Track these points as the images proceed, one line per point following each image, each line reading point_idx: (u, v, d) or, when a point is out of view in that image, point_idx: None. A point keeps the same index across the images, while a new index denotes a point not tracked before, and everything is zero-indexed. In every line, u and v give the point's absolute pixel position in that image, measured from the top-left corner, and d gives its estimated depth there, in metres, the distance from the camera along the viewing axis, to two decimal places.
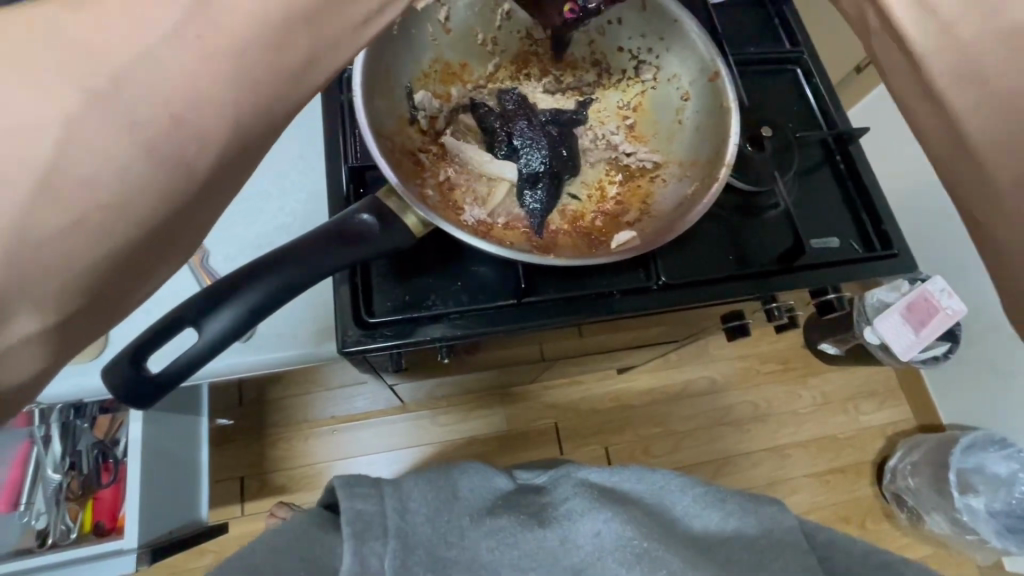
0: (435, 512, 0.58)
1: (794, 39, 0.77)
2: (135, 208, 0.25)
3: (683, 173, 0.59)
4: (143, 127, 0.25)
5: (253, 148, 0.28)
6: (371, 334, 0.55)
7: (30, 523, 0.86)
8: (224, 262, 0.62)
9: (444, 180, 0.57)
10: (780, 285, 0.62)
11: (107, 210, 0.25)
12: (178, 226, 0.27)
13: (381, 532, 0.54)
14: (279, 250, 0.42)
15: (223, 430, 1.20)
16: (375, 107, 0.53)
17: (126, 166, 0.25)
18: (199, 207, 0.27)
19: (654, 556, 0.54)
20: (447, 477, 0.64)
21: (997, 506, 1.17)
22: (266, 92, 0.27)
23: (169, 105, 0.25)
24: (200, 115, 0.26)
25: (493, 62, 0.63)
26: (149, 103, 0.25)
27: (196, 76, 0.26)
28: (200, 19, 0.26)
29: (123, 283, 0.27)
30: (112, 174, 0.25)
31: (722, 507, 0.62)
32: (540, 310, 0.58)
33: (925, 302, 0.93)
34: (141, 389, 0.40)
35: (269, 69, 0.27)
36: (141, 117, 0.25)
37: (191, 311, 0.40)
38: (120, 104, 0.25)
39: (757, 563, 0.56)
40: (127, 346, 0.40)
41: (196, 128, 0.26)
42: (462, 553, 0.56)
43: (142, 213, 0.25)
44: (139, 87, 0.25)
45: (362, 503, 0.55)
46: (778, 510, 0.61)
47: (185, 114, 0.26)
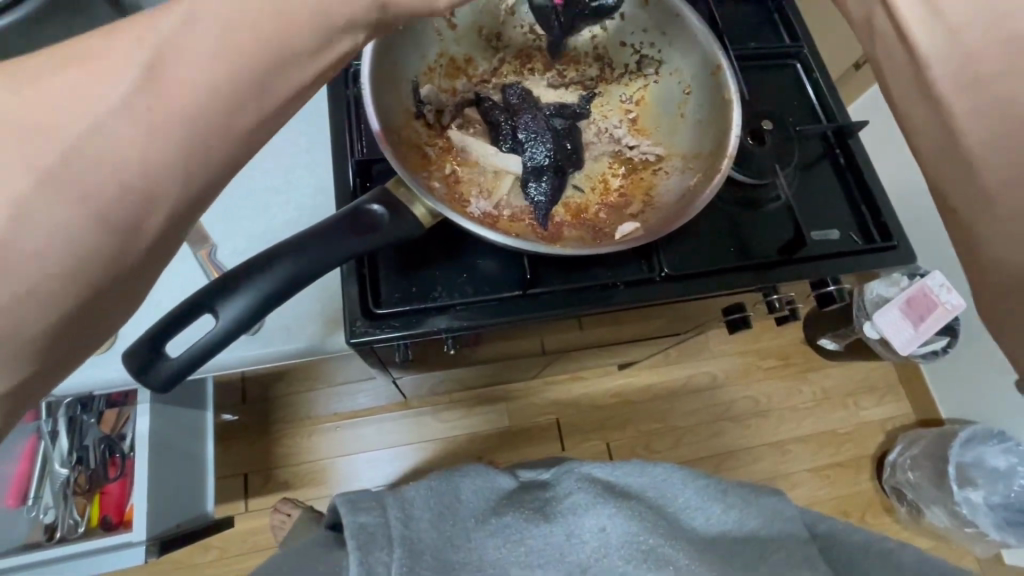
0: (438, 518, 0.59)
1: (795, 33, 0.78)
2: (85, 271, 0.28)
3: (686, 165, 0.60)
4: (91, 200, 0.28)
5: (191, 210, 0.31)
6: (379, 325, 0.56)
7: (39, 517, 0.88)
8: (231, 256, 0.63)
9: (450, 173, 0.58)
10: (782, 276, 0.63)
11: (59, 275, 0.28)
12: (131, 275, 0.30)
13: (386, 542, 0.54)
14: (293, 238, 0.43)
15: (227, 427, 1.21)
16: (383, 100, 0.54)
17: (84, 228, 0.28)
18: (150, 260, 0.31)
19: (662, 556, 0.55)
20: (448, 483, 0.64)
21: (995, 499, 1.17)
22: (206, 158, 0.30)
23: (121, 173, 0.29)
24: (143, 186, 0.29)
25: (498, 57, 0.64)
26: (99, 178, 0.28)
27: (145, 144, 0.29)
28: (147, 95, 0.29)
29: (74, 339, 0.30)
30: (63, 242, 0.28)
31: (723, 499, 0.63)
32: (545, 302, 0.59)
33: (924, 297, 0.95)
34: (162, 373, 0.41)
35: (210, 137, 0.30)
36: (96, 184, 0.28)
37: (210, 296, 0.41)
38: (71, 181, 0.28)
39: (762, 553, 0.57)
40: (147, 331, 0.41)
41: (143, 191, 0.29)
42: (470, 553, 0.57)
43: (91, 275, 0.29)
44: (88, 163, 0.28)
45: (365, 516, 0.56)
46: (778, 500, 0.63)
47: (130, 186, 0.29)
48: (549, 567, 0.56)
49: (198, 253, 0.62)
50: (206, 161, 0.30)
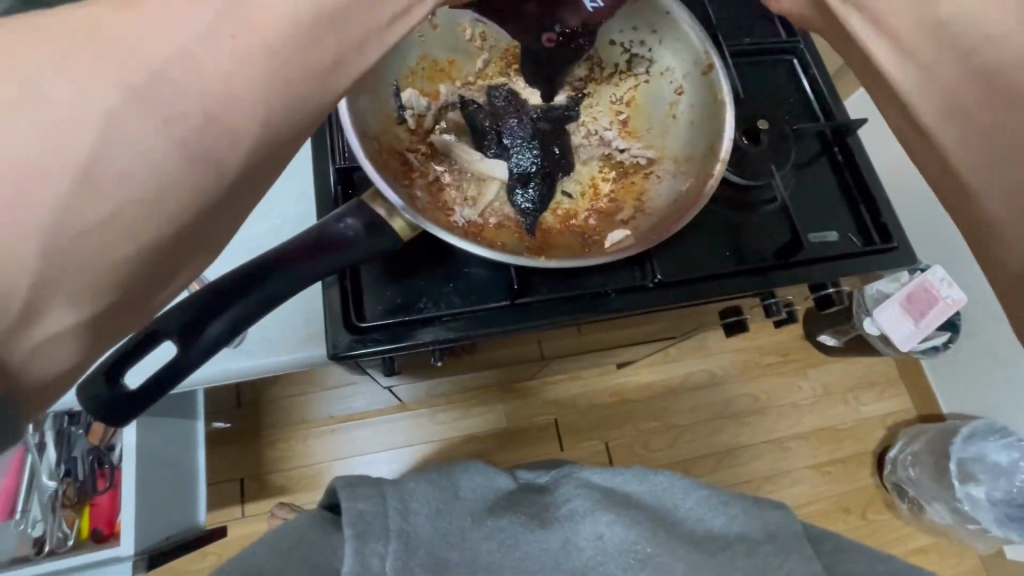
0: (437, 514, 0.56)
1: (790, 28, 0.75)
2: (167, 205, 0.27)
3: (678, 168, 0.58)
4: (176, 123, 0.26)
5: (283, 147, 0.29)
6: (362, 338, 0.55)
7: (27, 531, 0.84)
8: (213, 266, 0.62)
9: (433, 180, 0.56)
10: (779, 279, 0.62)
11: (140, 205, 0.26)
12: (213, 216, 0.28)
13: (383, 533, 0.51)
14: (255, 261, 0.41)
15: (219, 433, 1.20)
16: (360, 107, 0.52)
17: (162, 161, 0.26)
18: (229, 204, 0.29)
19: (658, 563, 0.53)
20: (448, 479, 0.62)
21: (998, 495, 1.17)
22: (299, 92, 0.29)
23: (203, 100, 0.27)
24: (233, 113, 0.27)
25: (483, 57, 0.61)
26: (183, 100, 0.26)
27: (233, 75, 0.27)
28: (236, 21, 0.27)
29: (148, 283, 0.28)
30: (144, 172, 0.26)
31: (727, 510, 0.62)
32: (534, 312, 0.57)
33: (924, 292, 0.93)
34: (117, 403, 0.39)
35: (302, 67, 0.29)
36: (178, 112, 0.26)
37: (170, 323, 0.39)
38: (154, 101, 0.26)
39: (762, 565, 0.54)
40: (104, 360, 0.39)
41: (228, 125, 0.27)
42: (464, 554, 0.53)
43: (172, 208, 0.27)
44: (171, 84, 0.26)
45: (365, 503, 0.52)
46: (782, 514, 0.60)
47: (218, 112, 0.27)
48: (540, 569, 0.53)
49: None
50: (293, 99, 0.29)
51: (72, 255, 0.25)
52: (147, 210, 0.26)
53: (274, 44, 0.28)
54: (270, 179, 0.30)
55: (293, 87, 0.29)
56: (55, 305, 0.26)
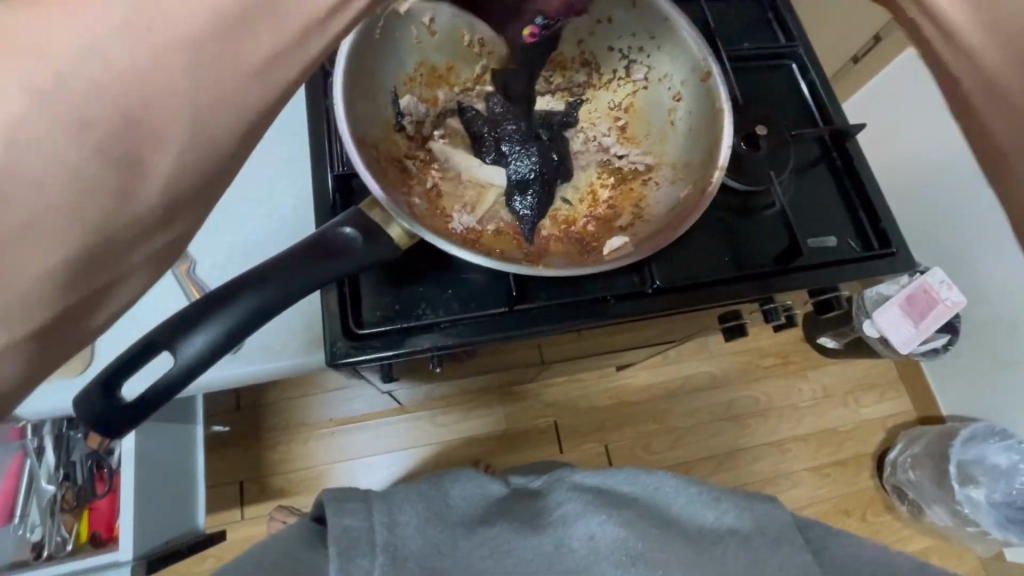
0: (427, 526, 0.56)
1: (789, 32, 0.75)
2: (91, 216, 0.24)
3: (676, 174, 0.58)
4: (98, 125, 0.23)
5: (226, 145, 0.26)
6: (360, 345, 0.54)
7: (26, 535, 0.84)
8: (211, 272, 0.62)
9: (432, 187, 0.56)
10: (779, 285, 0.62)
11: (61, 218, 0.23)
12: (145, 232, 0.25)
13: (369, 549, 0.51)
14: (249, 271, 0.41)
15: (218, 436, 1.19)
16: (359, 115, 0.52)
17: (76, 171, 0.23)
18: (164, 217, 0.25)
19: (650, 559, 0.52)
20: (437, 489, 0.63)
21: (998, 496, 1.16)
22: (235, 84, 0.26)
23: (128, 98, 0.24)
24: (162, 111, 0.24)
25: (482, 63, 0.61)
26: (103, 98, 0.23)
27: (156, 69, 0.24)
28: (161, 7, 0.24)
29: (80, 305, 0.25)
30: (62, 180, 0.23)
31: (717, 506, 0.61)
32: (532, 318, 0.57)
33: (924, 295, 0.93)
34: (113, 415, 0.39)
35: (239, 55, 0.26)
36: (92, 114, 0.23)
37: (166, 334, 0.39)
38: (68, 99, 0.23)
39: (754, 558, 0.54)
40: (100, 372, 0.39)
41: (153, 129, 0.24)
42: (455, 563, 0.53)
43: (98, 219, 0.24)
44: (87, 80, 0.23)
45: (350, 518, 0.52)
46: (771, 505, 0.60)
47: (145, 112, 0.24)
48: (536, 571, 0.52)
49: (176, 268, 0.60)
50: (224, 95, 0.25)
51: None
52: (61, 226, 0.23)
53: (199, 35, 0.25)
54: (215, 187, 0.27)
55: (227, 76, 0.25)
56: None
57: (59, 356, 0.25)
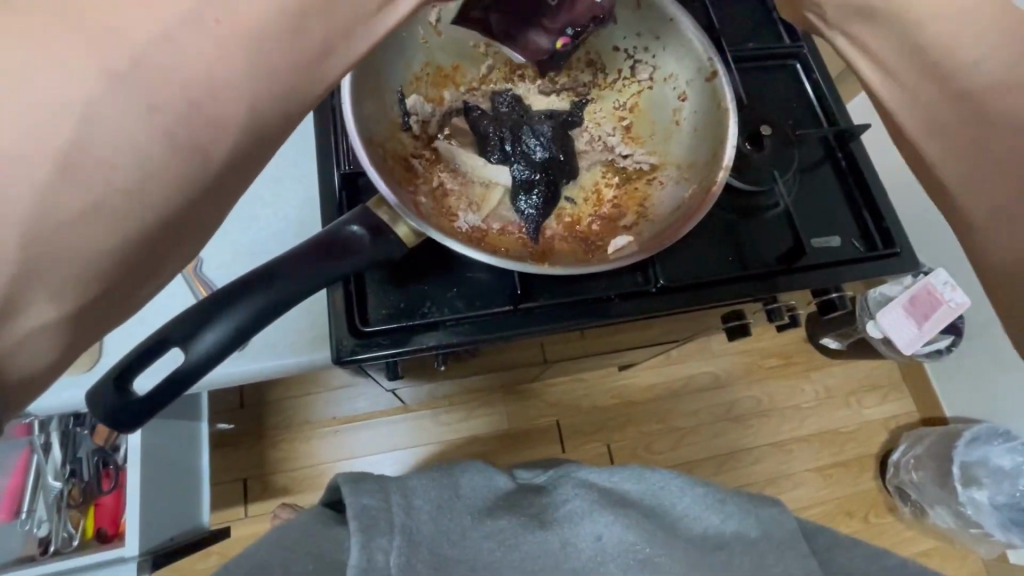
0: (439, 512, 0.56)
1: (794, 33, 0.75)
2: (151, 198, 0.25)
3: (681, 174, 0.58)
4: (159, 112, 0.24)
5: (277, 135, 0.27)
6: (366, 343, 0.55)
7: (32, 531, 0.85)
8: (219, 270, 0.62)
9: (438, 186, 0.56)
10: (782, 286, 0.62)
11: (121, 199, 0.24)
12: (196, 211, 0.26)
13: (388, 527, 0.52)
14: (258, 269, 0.42)
15: (223, 434, 1.20)
16: (366, 114, 0.52)
17: (139, 155, 0.24)
18: (214, 198, 0.27)
19: (657, 564, 0.53)
20: (449, 476, 0.62)
21: (1001, 499, 1.16)
22: (287, 80, 0.26)
23: (190, 87, 0.24)
24: (221, 102, 0.25)
25: (487, 63, 0.62)
26: (167, 86, 0.24)
27: (219, 60, 0.25)
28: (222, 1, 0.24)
29: (134, 279, 0.26)
30: (125, 165, 0.24)
31: (722, 508, 0.60)
32: (536, 317, 0.58)
33: (928, 295, 0.93)
34: (125, 410, 0.40)
35: (294, 51, 0.26)
36: (155, 99, 0.24)
37: (177, 330, 0.40)
38: (135, 84, 0.24)
39: (758, 563, 0.54)
40: (112, 368, 0.40)
41: (213, 117, 0.25)
42: (466, 551, 0.54)
43: (158, 201, 0.25)
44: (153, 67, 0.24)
45: (368, 498, 0.53)
46: (777, 511, 0.59)
47: (205, 101, 0.25)
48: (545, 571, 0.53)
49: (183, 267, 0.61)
50: (285, 88, 0.26)
51: (50, 247, 0.24)
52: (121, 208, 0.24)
53: (265, 28, 0.25)
54: (258, 169, 0.28)
55: (283, 72, 0.26)
56: (34, 301, 0.24)
57: (108, 324, 0.27)
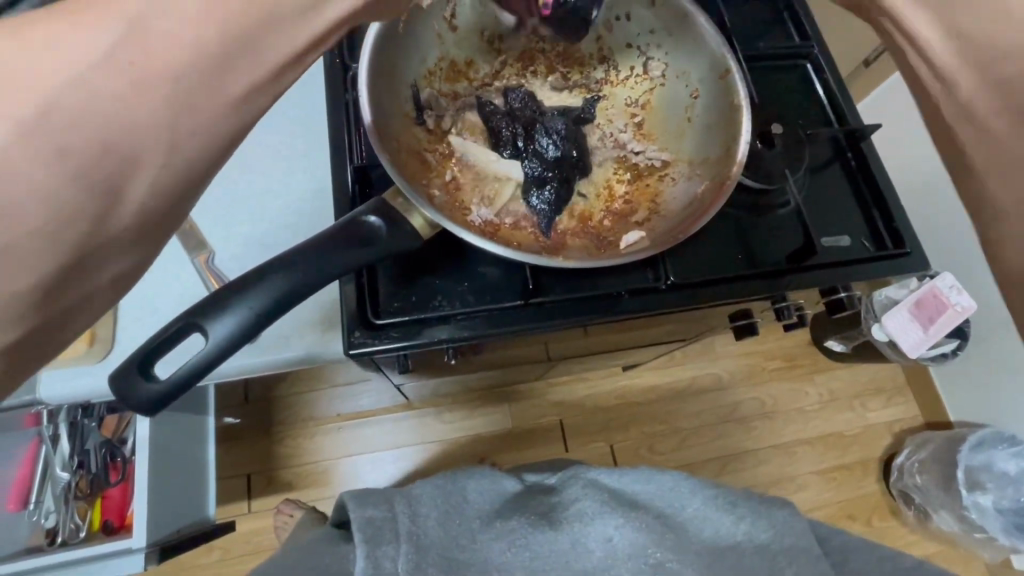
0: (446, 518, 0.57)
1: (805, 33, 0.76)
2: (62, 242, 0.26)
3: (692, 171, 0.59)
4: (66, 157, 0.25)
5: (193, 176, 0.28)
6: (377, 335, 0.55)
7: (40, 521, 0.87)
8: (229, 264, 0.62)
9: (451, 180, 0.57)
10: (792, 284, 0.62)
11: (29, 245, 0.25)
12: (113, 249, 0.27)
13: (394, 536, 0.52)
14: (276, 256, 0.42)
15: (229, 429, 1.21)
16: (381, 106, 0.53)
17: (50, 197, 0.25)
18: (131, 237, 0.28)
19: (668, 568, 0.53)
20: (453, 483, 0.62)
21: (1006, 503, 1.16)
22: (205, 122, 0.27)
23: (100, 134, 0.25)
24: (136, 146, 0.26)
25: (500, 60, 0.63)
26: (75, 133, 0.25)
27: (130, 106, 0.26)
28: (135, 49, 0.26)
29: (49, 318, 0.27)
30: (29, 211, 0.25)
31: (734, 510, 0.60)
32: (548, 312, 0.58)
33: (934, 298, 0.93)
34: (150, 396, 0.40)
35: (210, 94, 0.27)
36: (63, 141, 0.25)
37: (199, 314, 0.40)
38: (37, 131, 0.24)
39: (771, 565, 0.54)
40: (135, 353, 0.40)
41: (128, 161, 0.26)
42: (475, 555, 0.55)
43: (70, 245, 0.26)
44: (57, 111, 0.25)
45: (372, 510, 0.54)
46: (790, 514, 0.59)
47: (119, 145, 0.26)
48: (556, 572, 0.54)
49: (195, 259, 0.60)
50: (206, 125, 0.27)
51: None
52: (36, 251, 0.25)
53: (177, 75, 0.26)
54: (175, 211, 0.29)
55: (199, 115, 0.27)
56: None
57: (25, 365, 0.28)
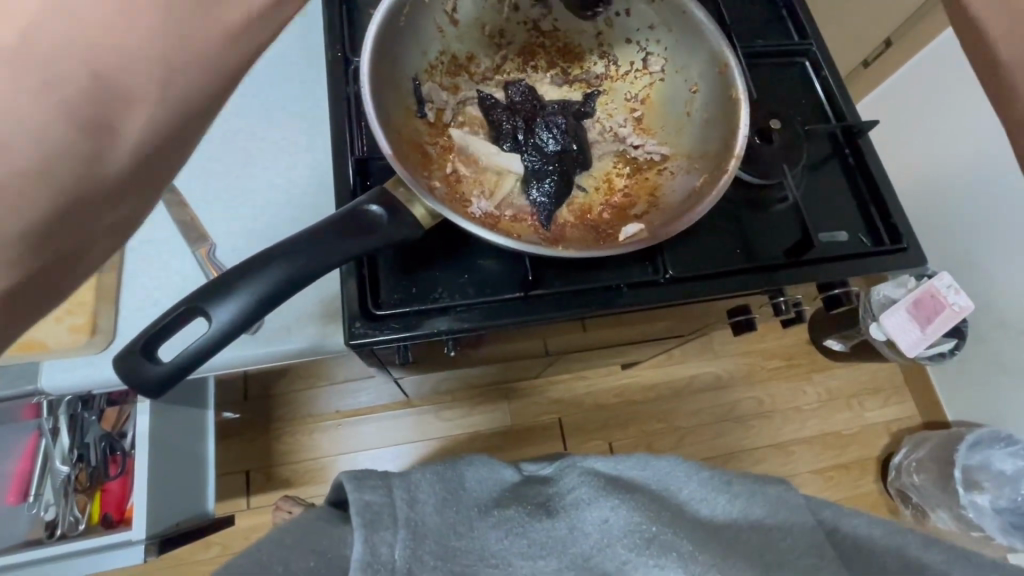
0: (443, 505, 0.56)
1: (804, 31, 0.76)
2: (60, 178, 0.25)
3: (691, 165, 0.59)
4: (59, 87, 0.25)
5: (193, 113, 0.29)
6: (378, 325, 0.56)
7: (39, 514, 0.87)
8: (231, 255, 0.63)
9: (451, 173, 0.58)
10: (789, 278, 0.62)
11: (26, 178, 0.24)
12: (110, 193, 0.27)
13: (392, 522, 0.52)
14: (279, 244, 0.42)
15: (228, 425, 1.21)
16: (383, 99, 0.53)
17: (47, 129, 0.25)
18: (126, 180, 0.28)
19: (664, 542, 0.51)
20: (453, 469, 0.62)
21: (1002, 503, 1.16)
22: (196, 53, 0.28)
23: (93, 64, 0.26)
24: (127, 78, 0.27)
25: (501, 55, 0.64)
26: (69, 63, 0.25)
27: (120, 34, 0.26)
28: None
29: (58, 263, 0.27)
30: (27, 141, 0.24)
31: (729, 490, 0.60)
32: (548, 304, 0.58)
33: (931, 299, 0.93)
34: (155, 379, 0.40)
35: (200, 27, 0.29)
36: (58, 74, 0.25)
37: (202, 299, 0.40)
38: (31, 59, 0.24)
39: (766, 540, 0.53)
40: (138, 338, 0.41)
41: (123, 92, 0.27)
42: (472, 542, 0.54)
43: (67, 181, 0.26)
44: (46, 41, 0.25)
45: (372, 494, 0.53)
46: (785, 489, 0.58)
47: (110, 76, 0.26)
48: (551, 558, 0.54)
49: (196, 251, 0.61)
50: (198, 57, 0.28)
51: None
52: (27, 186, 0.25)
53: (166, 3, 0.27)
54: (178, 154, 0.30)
55: (191, 46, 0.28)
56: None
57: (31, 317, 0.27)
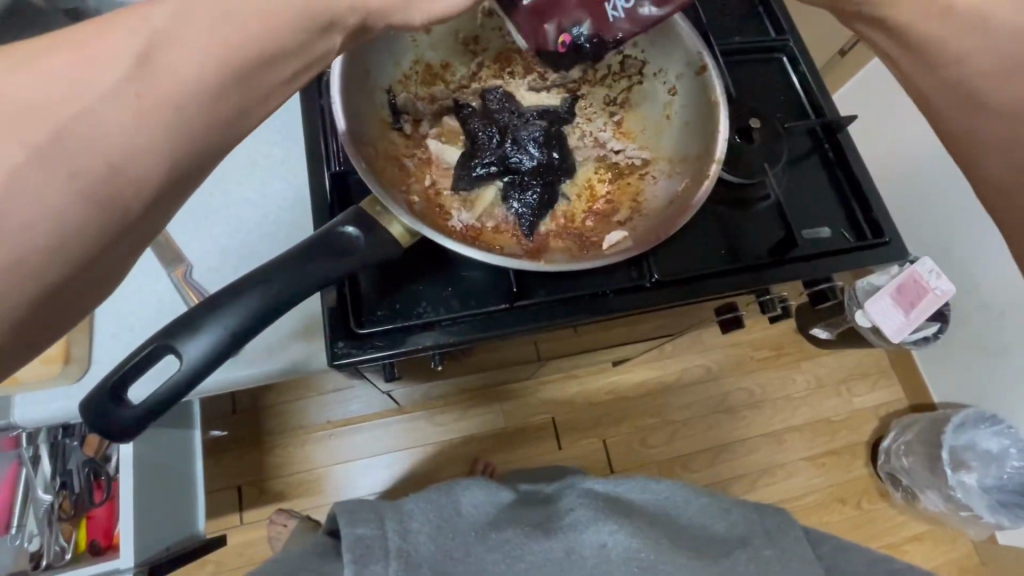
0: (438, 532, 0.56)
1: (780, 26, 0.76)
2: (68, 254, 0.26)
3: (672, 170, 0.59)
4: (80, 177, 0.26)
5: (189, 180, 0.29)
6: (360, 345, 0.55)
7: (22, 546, 0.83)
8: (207, 275, 0.61)
9: (430, 186, 0.57)
10: (774, 277, 0.62)
11: (41, 258, 0.26)
12: (112, 259, 0.28)
13: (382, 555, 0.51)
14: (244, 275, 0.41)
15: (216, 441, 1.19)
16: (359, 115, 0.52)
17: (60, 211, 0.26)
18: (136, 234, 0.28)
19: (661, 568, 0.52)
20: (448, 495, 0.62)
21: (988, 481, 1.20)
22: (205, 135, 0.28)
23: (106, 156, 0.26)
24: (138, 164, 0.27)
25: (476, 61, 0.63)
26: (84, 154, 0.26)
27: (137, 131, 0.27)
28: (143, 82, 0.27)
29: (65, 310, 0.28)
30: (45, 226, 0.25)
31: (727, 516, 0.61)
32: (532, 313, 0.58)
33: (914, 284, 0.94)
34: (119, 424, 0.39)
35: (238, 103, 0.29)
36: (84, 166, 0.26)
37: (169, 337, 0.39)
38: (60, 157, 0.26)
39: (763, 565, 0.54)
40: (105, 380, 0.40)
41: (134, 175, 0.27)
42: (468, 567, 0.53)
43: (73, 258, 0.26)
44: (76, 138, 0.26)
45: (363, 527, 0.53)
46: (783, 520, 0.60)
47: (121, 164, 0.27)
48: None
49: (173, 272, 0.59)
50: (199, 137, 0.28)
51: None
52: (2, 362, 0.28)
53: (185, 92, 0.27)
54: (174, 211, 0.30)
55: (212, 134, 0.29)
56: None
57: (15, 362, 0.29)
